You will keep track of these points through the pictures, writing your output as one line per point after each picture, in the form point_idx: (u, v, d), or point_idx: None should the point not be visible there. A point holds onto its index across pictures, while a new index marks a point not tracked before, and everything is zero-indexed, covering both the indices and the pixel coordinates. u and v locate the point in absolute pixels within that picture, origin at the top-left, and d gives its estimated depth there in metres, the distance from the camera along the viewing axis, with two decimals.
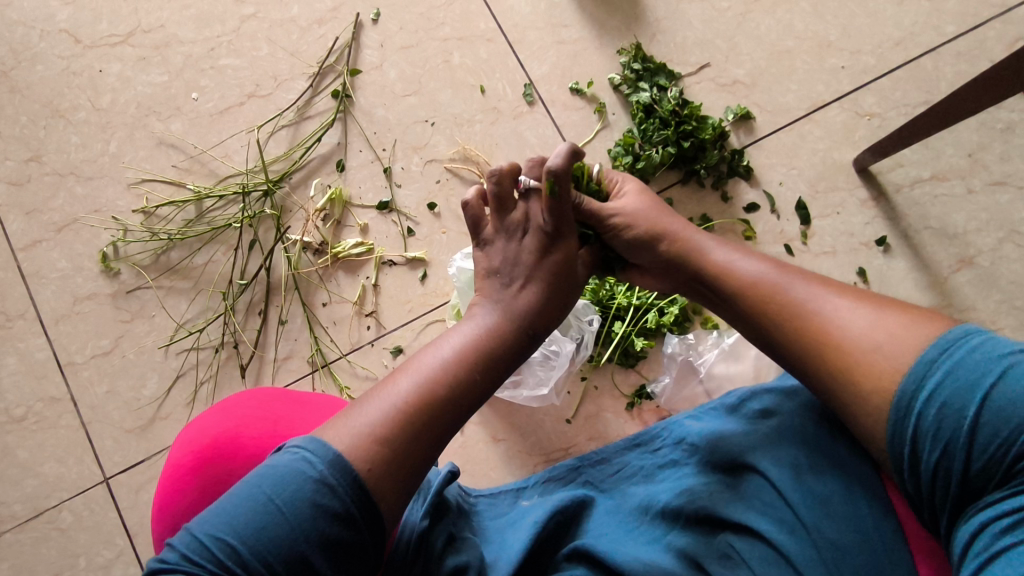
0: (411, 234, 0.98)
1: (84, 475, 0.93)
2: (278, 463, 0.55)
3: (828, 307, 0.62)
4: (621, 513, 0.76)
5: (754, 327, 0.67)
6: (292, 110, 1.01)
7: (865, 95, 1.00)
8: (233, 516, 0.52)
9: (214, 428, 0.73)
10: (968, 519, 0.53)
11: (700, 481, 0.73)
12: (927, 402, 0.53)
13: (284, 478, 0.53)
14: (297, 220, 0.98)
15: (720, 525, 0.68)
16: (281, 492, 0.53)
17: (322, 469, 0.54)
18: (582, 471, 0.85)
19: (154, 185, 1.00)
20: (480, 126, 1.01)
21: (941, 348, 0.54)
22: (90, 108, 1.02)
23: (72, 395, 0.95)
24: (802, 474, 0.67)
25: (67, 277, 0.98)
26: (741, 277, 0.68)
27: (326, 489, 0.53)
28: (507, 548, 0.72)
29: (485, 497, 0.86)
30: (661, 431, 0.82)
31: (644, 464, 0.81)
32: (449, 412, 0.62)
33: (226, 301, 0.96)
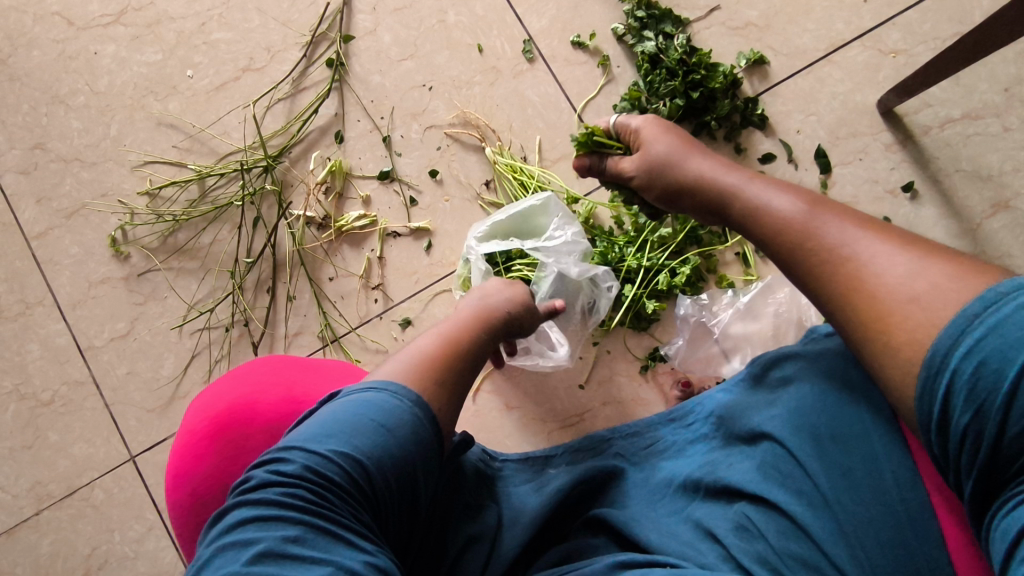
0: (414, 204, 0.96)
1: (112, 454, 0.96)
2: (359, 396, 0.54)
3: (861, 250, 0.55)
4: (650, 485, 0.75)
5: (783, 267, 0.62)
6: (287, 82, 0.99)
7: (890, 31, 0.93)
8: (345, 433, 0.51)
9: (228, 395, 0.74)
10: (1014, 504, 0.45)
11: (724, 455, 0.71)
12: (965, 360, 0.45)
13: (378, 405, 0.53)
14: (299, 195, 0.97)
15: (737, 494, 0.65)
16: (381, 416, 0.53)
17: (407, 401, 0.54)
18: (614, 443, 0.84)
19: (157, 167, 1.00)
20: (480, 88, 0.97)
21: (992, 300, 0.46)
22: (88, 92, 1.02)
23: (94, 378, 0.98)
24: (823, 443, 0.63)
25: (81, 263, 0.99)
26: (771, 218, 0.62)
27: (420, 418, 0.54)
28: (525, 514, 0.72)
29: (511, 462, 0.84)
30: (694, 406, 0.80)
31: (677, 439, 0.80)
32: (464, 365, 0.62)
33: (234, 280, 0.96)
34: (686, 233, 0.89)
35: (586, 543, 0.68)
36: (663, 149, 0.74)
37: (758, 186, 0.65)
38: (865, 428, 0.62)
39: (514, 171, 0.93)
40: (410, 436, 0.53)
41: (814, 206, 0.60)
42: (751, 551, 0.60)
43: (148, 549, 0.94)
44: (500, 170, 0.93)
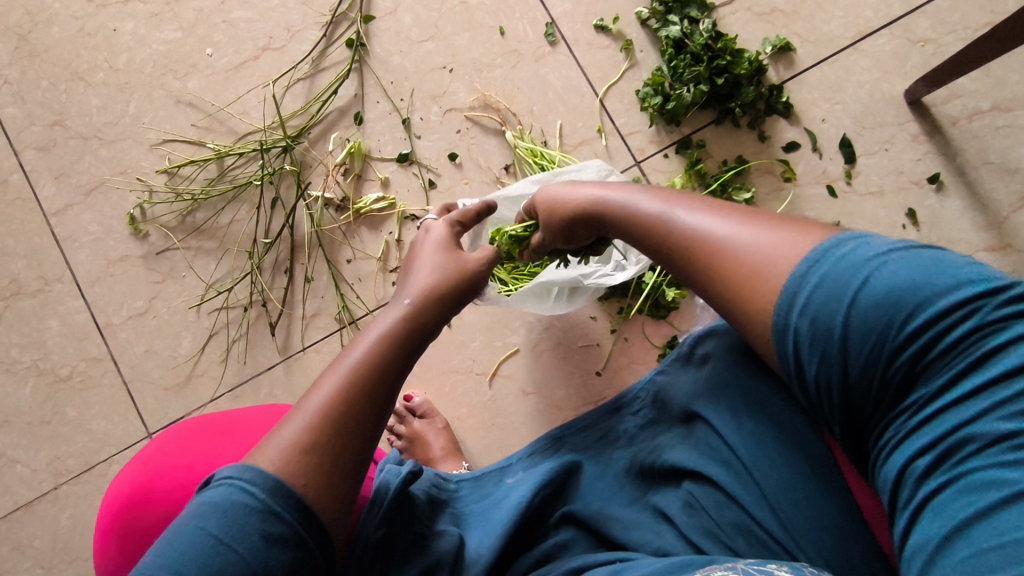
0: (433, 187, 0.96)
1: (130, 431, 0.97)
2: (209, 498, 0.49)
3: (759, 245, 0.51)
4: (608, 475, 0.72)
5: (688, 282, 0.57)
6: (307, 62, 0.98)
7: (920, 19, 0.91)
8: (177, 564, 0.46)
9: (129, 482, 0.74)
10: (890, 450, 0.45)
11: (667, 437, 0.70)
12: (804, 325, 0.47)
13: (228, 509, 0.48)
14: (317, 176, 0.97)
15: (680, 474, 0.66)
16: (232, 532, 0.47)
17: (263, 496, 0.48)
18: (566, 439, 0.79)
19: (175, 145, 1.00)
20: (501, 71, 0.96)
21: (812, 260, 0.48)
22: (107, 69, 1.01)
23: (112, 355, 0.98)
24: (743, 417, 0.62)
25: (100, 240, 1.00)
26: (671, 232, 0.57)
27: (274, 517, 0.48)
28: (490, 532, 0.68)
29: (466, 481, 0.80)
30: (638, 392, 0.77)
31: (630, 427, 0.76)
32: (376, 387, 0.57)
33: (253, 260, 0.96)
34: None
35: (559, 540, 0.67)
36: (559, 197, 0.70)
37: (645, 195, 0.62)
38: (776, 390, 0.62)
39: (535, 156, 0.92)
40: (270, 540, 0.47)
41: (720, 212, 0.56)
42: (699, 528, 0.61)
43: None
44: (520, 154, 0.93)
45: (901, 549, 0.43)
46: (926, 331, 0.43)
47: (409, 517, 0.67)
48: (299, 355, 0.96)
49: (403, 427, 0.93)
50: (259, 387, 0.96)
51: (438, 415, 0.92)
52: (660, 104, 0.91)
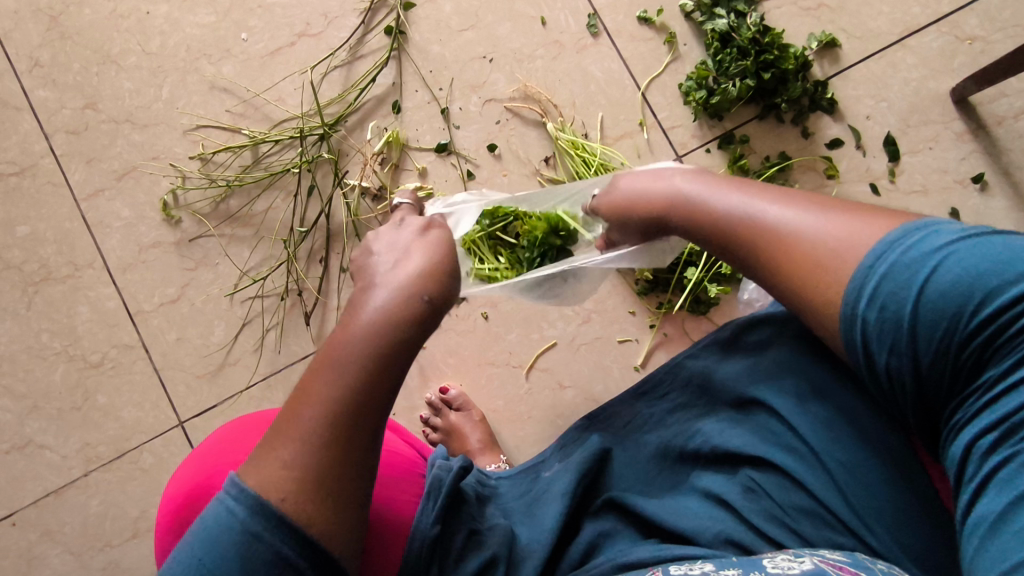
0: (472, 178, 0.95)
1: (161, 419, 0.96)
2: (203, 519, 0.48)
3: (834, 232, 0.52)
4: (641, 462, 0.73)
5: (759, 271, 0.57)
6: (345, 49, 0.97)
7: (967, 17, 0.90)
8: None
9: (186, 480, 0.71)
10: (962, 427, 0.49)
11: (714, 422, 0.69)
12: (873, 319, 0.49)
13: (212, 535, 0.46)
14: (354, 164, 0.96)
15: (737, 460, 0.65)
16: (213, 561, 0.45)
17: (244, 518, 0.46)
18: (592, 428, 0.79)
19: (209, 131, 0.98)
20: (542, 61, 0.95)
21: (885, 250, 0.49)
22: (141, 52, 1.00)
23: (143, 342, 0.97)
24: (807, 402, 0.63)
25: (132, 226, 0.98)
26: (740, 222, 0.57)
27: (251, 539, 0.46)
28: (540, 527, 0.69)
29: (506, 478, 0.79)
30: (667, 377, 0.76)
31: (655, 412, 0.76)
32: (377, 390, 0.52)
33: (288, 249, 0.95)
34: None
35: (602, 530, 0.68)
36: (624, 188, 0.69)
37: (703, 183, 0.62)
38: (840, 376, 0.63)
39: (576, 148, 0.91)
40: (249, 567, 0.45)
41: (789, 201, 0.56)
42: (760, 512, 0.62)
43: None
44: (561, 146, 0.91)
45: (961, 519, 0.48)
46: (993, 320, 0.46)
47: (461, 510, 0.69)
48: None
49: (439, 420, 0.92)
50: (293, 377, 0.95)
51: (473, 408, 0.91)
52: (704, 98, 0.90)
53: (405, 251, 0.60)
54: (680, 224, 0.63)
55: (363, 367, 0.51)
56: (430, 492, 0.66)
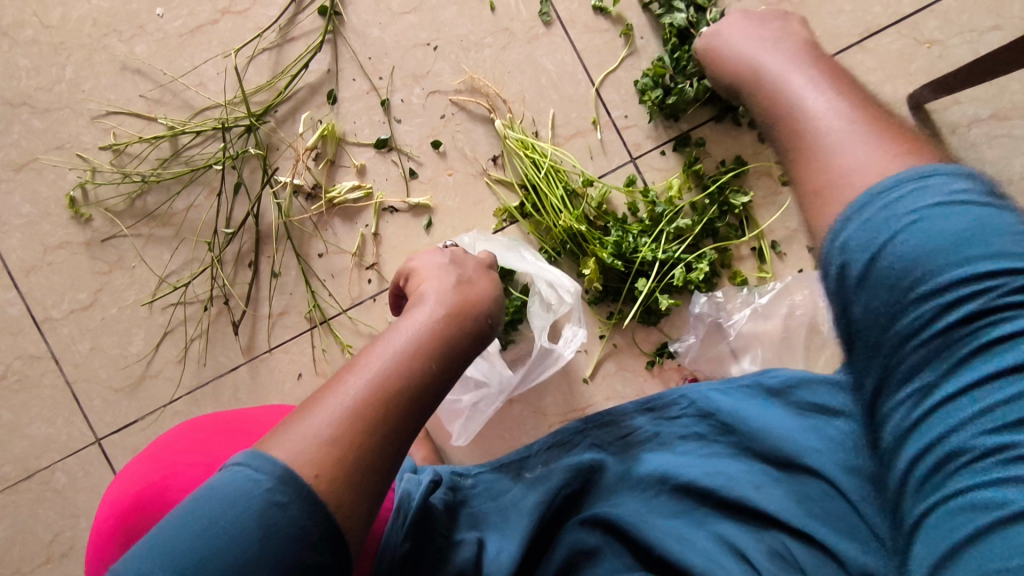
0: (414, 177, 0.88)
1: (75, 437, 0.89)
2: (218, 481, 0.44)
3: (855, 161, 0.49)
4: (634, 480, 0.71)
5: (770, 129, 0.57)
6: (274, 30, 0.88)
7: (927, 19, 0.87)
8: (166, 548, 0.42)
9: (139, 482, 0.66)
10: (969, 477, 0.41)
11: (744, 471, 0.68)
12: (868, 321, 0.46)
13: (231, 496, 0.43)
14: (286, 160, 0.88)
15: (769, 521, 0.64)
16: (233, 520, 0.43)
17: (271, 486, 0.43)
18: (588, 433, 0.77)
19: (121, 119, 0.88)
20: (490, 51, 0.88)
21: (853, 221, 0.46)
22: (38, 25, 0.88)
23: (53, 353, 0.89)
24: None
25: (34, 224, 0.89)
26: (788, 105, 0.56)
27: (277, 508, 0.43)
28: (512, 542, 0.68)
29: (483, 475, 0.76)
30: (679, 398, 0.74)
31: (660, 432, 0.75)
32: (400, 425, 0.49)
33: (213, 252, 0.87)
34: (703, 225, 0.85)
35: (584, 545, 0.68)
36: (743, 49, 0.67)
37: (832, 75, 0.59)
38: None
39: (526, 148, 0.85)
40: (272, 536, 0.42)
41: (865, 119, 0.52)
42: None
43: None
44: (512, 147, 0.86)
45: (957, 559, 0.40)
46: (939, 298, 0.43)
47: (430, 531, 0.67)
48: (265, 356, 0.89)
49: None
50: (221, 390, 0.89)
51: None
52: (660, 98, 0.85)
53: (442, 283, 0.63)
54: (771, 75, 0.60)
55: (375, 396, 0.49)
56: (397, 510, 0.65)
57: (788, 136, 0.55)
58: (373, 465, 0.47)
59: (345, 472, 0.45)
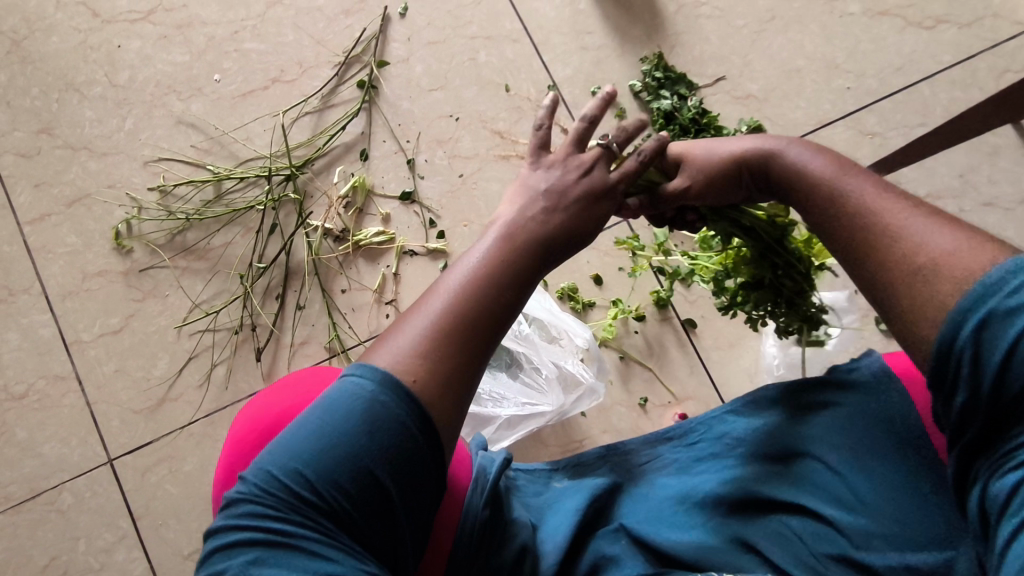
0: (434, 226, 0.99)
1: (87, 457, 0.91)
2: (336, 393, 0.51)
3: (926, 242, 0.49)
4: (651, 499, 0.73)
5: (853, 256, 0.54)
6: (317, 97, 1.02)
7: (869, 116, 1.05)
8: (295, 448, 0.49)
9: (277, 404, 0.70)
10: None
11: (747, 471, 0.69)
12: (933, 360, 0.48)
13: (338, 403, 0.50)
14: (319, 206, 0.98)
15: (766, 506, 0.66)
16: (343, 423, 0.49)
17: (374, 388, 0.50)
18: (609, 459, 0.81)
19: (173, 164, 0.99)
20: (504, 124, 1.02)
21: (965, 307, 0.46)
22: (107, 83, 1.00)
23: (77, 374, 0.93)
24: (865, 460, 0.63)
25: (76, 253, 0.96)
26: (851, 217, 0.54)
27: (378, 407, 0.49)
28: (551, 529, 0.69)
29: (522, 473, 0.82)
30: (696, 426, 0.77)
31: (678, 458, 0.77)
32: (482, 335, 0.53)
33: (245, 284, 0.95)
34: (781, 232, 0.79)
35: (610, 553, 0.67)
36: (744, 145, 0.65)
37: (857, 179, 0.56)
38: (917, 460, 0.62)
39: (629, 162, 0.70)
40: (373, 427, 0.49)
41: (881, 186, 0.54)
42: (796, 561, 0.62)
43: (116, 560, 0.90)
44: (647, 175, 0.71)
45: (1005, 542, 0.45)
46: None
47: (499, 509, 0.68)
48: None
49: None
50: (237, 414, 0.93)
51: None
52: None
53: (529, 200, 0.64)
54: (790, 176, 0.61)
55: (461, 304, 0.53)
56: (477, 480, 0.67)
57: (898, 274, 0.50)
58: (463, 383, 0.52)
59: (433, 381, 0.51)
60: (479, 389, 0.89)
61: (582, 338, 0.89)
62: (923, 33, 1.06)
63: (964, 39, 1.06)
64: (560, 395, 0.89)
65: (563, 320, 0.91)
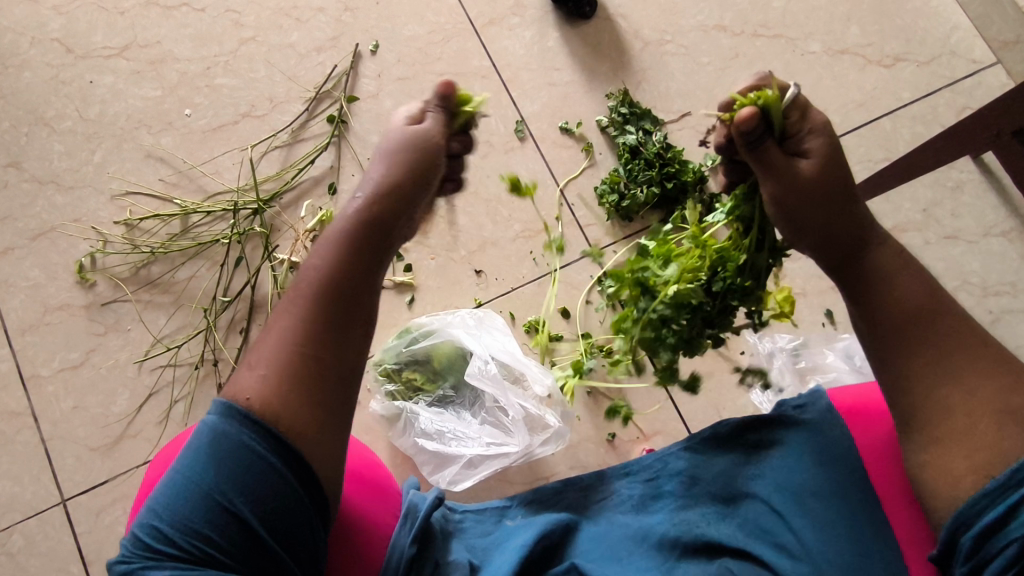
0: (401, 259, 0.99)
1: (40, 497, 0.89)
2: (205, 432, 0.53)
3: (964, 390, 0.55)
4: (610, 540, 0.72)
5: (927, 382, 0.57)
6: (286, 131, 1.02)
7: None
8: (178, 492, 0.51)
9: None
10: None
11: (698, 512, 0.70)
12: (977, 495, 0.53)
13: (209, 443, 0.52)
14: (286, 240, 0.98)
15: (718, 550, 0.66)
16: (207, 463, 0.51)
17: (218, 421, 0.53)
18: (565, 496, 0.79)
19: (139, 197, 0.99)
20: (472, 158, 1.03)
21: (1016, 471, 0.51)
22: (77, 117, 1.01)
23: (33, 411, 0.92)
24: (804, 499, 0.65)
25: (38, 287, 0.95)
26: (934, 343, 0.57)
27: (243, 446, 0.52)
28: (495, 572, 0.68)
29: (471, 512, 0.79)
30: (653, 462, 0.77)
31: (632, 495, 0.77)
32: (319, 336, 0.56)
33: (208, 317, 0.94)
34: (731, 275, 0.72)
35: None
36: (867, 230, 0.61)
37: (933, 316, 0.58)
38: (859, 504, 0.64)
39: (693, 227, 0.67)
40: (218, 460, 0.51)
41: (953, 323, 0.58)
42: None
43: None
44: (768, 98, 0.57)
45: None
46: None
47: (429, 545, 0.69)
48: None
49: None
50: None
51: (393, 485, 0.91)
52: (616, 202, 1.00)
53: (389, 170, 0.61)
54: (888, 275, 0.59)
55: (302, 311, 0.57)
56: (406, 514, 0.68)
57: (918, 386, 0.58)
58: (313, 401, 0.55)
59: (273, 401, 0.53)
60: (442, 428, 0.89)
61: (542, 387, 0.88)
62: (883, 71, 1.09)
63: (922, 77, 1.08)
64: (524, 437, 0.87)
65: (524, 364, 0.89)
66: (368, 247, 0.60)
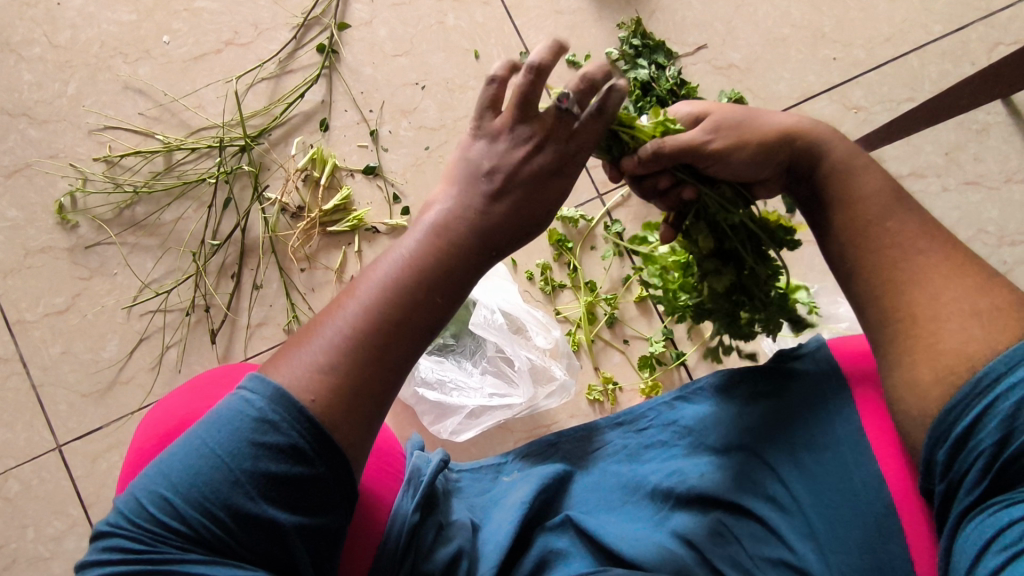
0: (398, 201, 0.94)
1: (34, 442, 0.88)
2: (220, 410, 0.49)
3: (928, 293, 0.52)
4: (602, 492, 0.71)
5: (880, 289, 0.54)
6: (274, 62, 0.95)
7: (854, 89, 1.00)
8: (166, 466, 0.48)
9: (181, 409, 0.68)
10: (1001, 509, 0.48)
11: (691, 463, 0.67)
12: (944, 411, 0.50)
13: (221, 419, 0.48)
14: (276, 179, 0.93)
15: (711, 503, 0.63)
16: (220, 441, 0.47)
17: (261, 404, 0.48)
18: (560, 447, 0.79)
19: (119, 133, 0.93)
20: (473, 93, 0.97)
21: (986, 373, 0.48)
22: (46, 44, 0.93)
23: (22, 356, 0.89)
24: (798, 452, 0.62)
25: (17, 228, 0.91)
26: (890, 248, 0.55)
27: (266, 426, 0.47)
28: (493, 529, 0.67)
29: (466, 471, 0.79)
30: (647, 412, 0.76)
31: (628, 444, 0.76)
32: (393, 347, 0.51)
33: (197, 262, 0.91)
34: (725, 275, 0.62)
35: (556, 547, 0.65)
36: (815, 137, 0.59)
37: (899, 216, 0.55)
38: (850, 455, 0.60)
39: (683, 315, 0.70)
40: (235, 435, 0.47)
41: (905, 224, 0.55)
42: (726, 557, 0.60)
43: (67, 548, 0.87)
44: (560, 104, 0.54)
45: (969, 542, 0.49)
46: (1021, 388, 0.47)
47: (433, 506, 0.68)
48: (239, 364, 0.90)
49: None
50: None
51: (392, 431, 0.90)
52: None
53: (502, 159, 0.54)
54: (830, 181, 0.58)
55: (384, 308, 0.51)
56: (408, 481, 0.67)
57: (883, 290, 0.54)
58: (365, 409, 0.50)
59: (337, 410, 0.49)
60: (444, 378, 0.86)
61: (546, 338, 0.88)
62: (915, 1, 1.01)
63: (956, 7, 1.01)
64: (529, 389, 0.86)
65: (523, 315, 0.88)
66: (456, 248, 0.53)
